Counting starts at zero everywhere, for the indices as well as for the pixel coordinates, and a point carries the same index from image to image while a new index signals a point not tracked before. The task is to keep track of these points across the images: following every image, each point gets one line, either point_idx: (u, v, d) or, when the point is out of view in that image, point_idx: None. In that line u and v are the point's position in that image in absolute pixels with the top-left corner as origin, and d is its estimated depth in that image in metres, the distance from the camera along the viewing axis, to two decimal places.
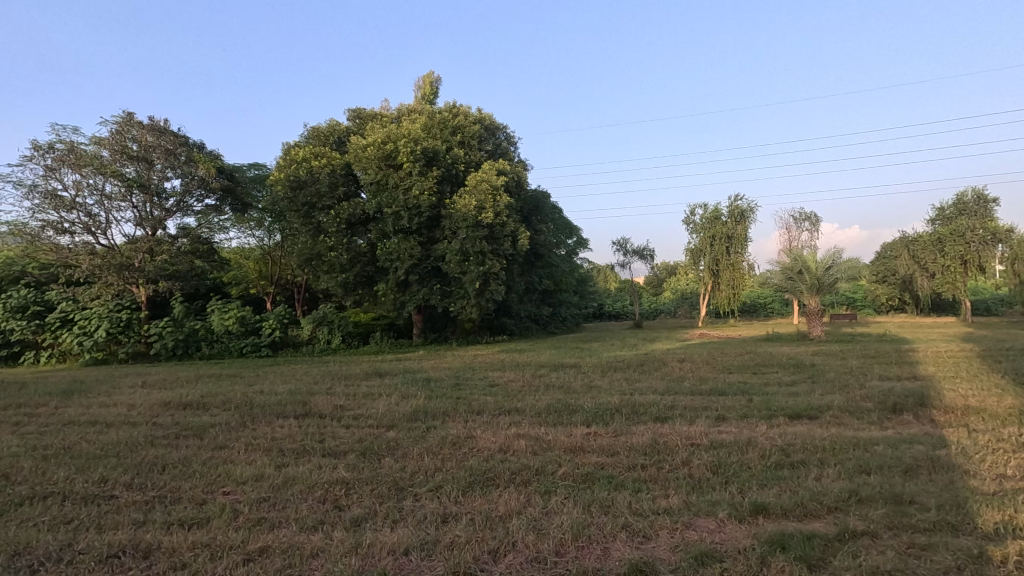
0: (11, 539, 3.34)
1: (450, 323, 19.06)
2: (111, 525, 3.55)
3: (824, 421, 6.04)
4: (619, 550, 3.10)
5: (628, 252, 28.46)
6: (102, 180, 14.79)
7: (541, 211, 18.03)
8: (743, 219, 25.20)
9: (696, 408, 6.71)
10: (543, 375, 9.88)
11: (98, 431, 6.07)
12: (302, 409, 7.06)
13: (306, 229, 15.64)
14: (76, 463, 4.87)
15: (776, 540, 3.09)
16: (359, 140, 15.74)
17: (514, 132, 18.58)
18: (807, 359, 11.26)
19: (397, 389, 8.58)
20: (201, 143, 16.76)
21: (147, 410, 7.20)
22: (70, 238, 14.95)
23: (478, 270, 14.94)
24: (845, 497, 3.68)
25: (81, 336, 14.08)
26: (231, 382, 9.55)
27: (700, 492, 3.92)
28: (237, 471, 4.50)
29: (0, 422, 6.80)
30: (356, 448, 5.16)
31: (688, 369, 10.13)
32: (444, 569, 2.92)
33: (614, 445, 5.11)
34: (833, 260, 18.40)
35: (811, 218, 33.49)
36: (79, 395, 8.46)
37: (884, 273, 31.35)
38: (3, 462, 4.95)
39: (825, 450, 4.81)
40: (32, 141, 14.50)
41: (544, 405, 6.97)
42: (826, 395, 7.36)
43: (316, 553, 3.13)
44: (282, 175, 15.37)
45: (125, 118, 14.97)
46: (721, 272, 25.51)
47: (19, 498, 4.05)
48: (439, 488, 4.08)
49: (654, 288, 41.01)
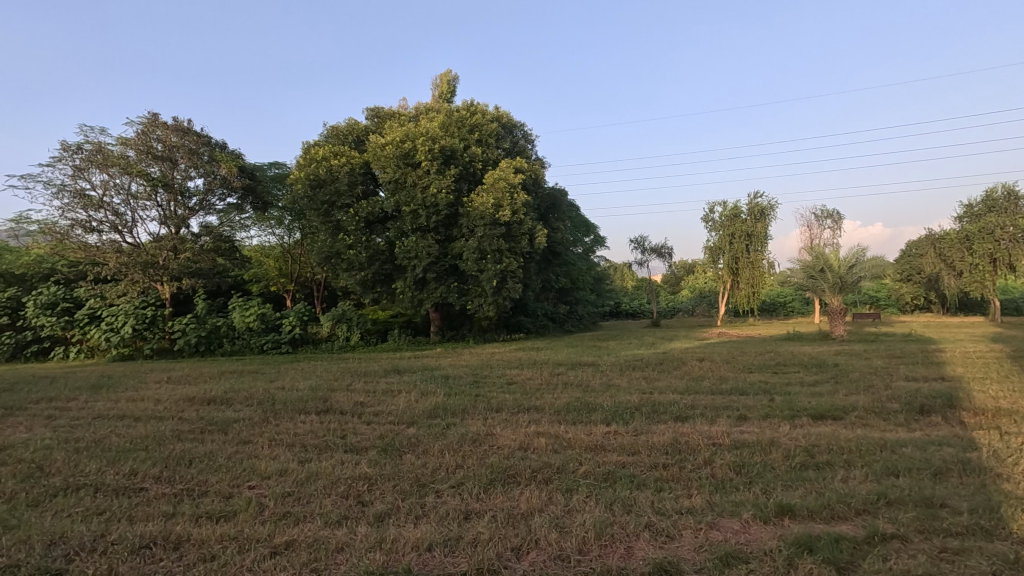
0: (47, 528, 3.44)
1: (467, 321, 19.11)
2: (142, 516, 3.64)
3: (849, 422, 5.93)
4: (643, 549, 3.09)
5: (646, 250, 28.28)
6: (128, 180, 15.12)
7: (558, 209, 17.98)
8: (763, 217, 24.84)
9: (717, 408, 6.63)
10: (561, 373, 9.87)
11: (127, 425, 6.22)
12: (324, 405, 7.15)
13: (325, 228, 15.81)
14: (107, 456, 4.99)
15: (803, 542, 3.05)
16: (378, 139, 15.82)
17: (531, 130, 18.55)
18: (830, 358, 11.06)
19: (415, 386, 8.64)
20: (224, 143, 17.03)
21: (172, 405, 7.37)
22: (97, 237, 15.30)
23: (495, 268, 14.95)
24: (874, 500, 3.61)
25: (107, 332, 14.42)
26: (253, 378, 9.70)
27: (723, 492, 3.88)
28: (262, 466, 4.57)
29: (34, 415, 7.01)
30: (377, 444, 5.22)
31: (708, 369, 10.02)
32: (468, 566, 2.93)
33: (634, 444, 5.08)
34: (856, 259, 18.04)
35: (833, 216, 32.82)
36: (108, 390, 8.68)
37: (909, 271, 30.66)
38: (38, 454, 5.09)
39: (852, 451, 4.73)
40: (62, 143, 14.88)
41: (563, 403, 6.96)
42: (851, 396, 7.26)
43: (342, 548, 3.17)
44: (302, 174, 15.57)
45: (150, 118, 15.24)
46: (741, 270, 25.20)
47: (53, 489, 4.16)
48: (460, 486, 4.10)
49: (672, 287, 40.66)
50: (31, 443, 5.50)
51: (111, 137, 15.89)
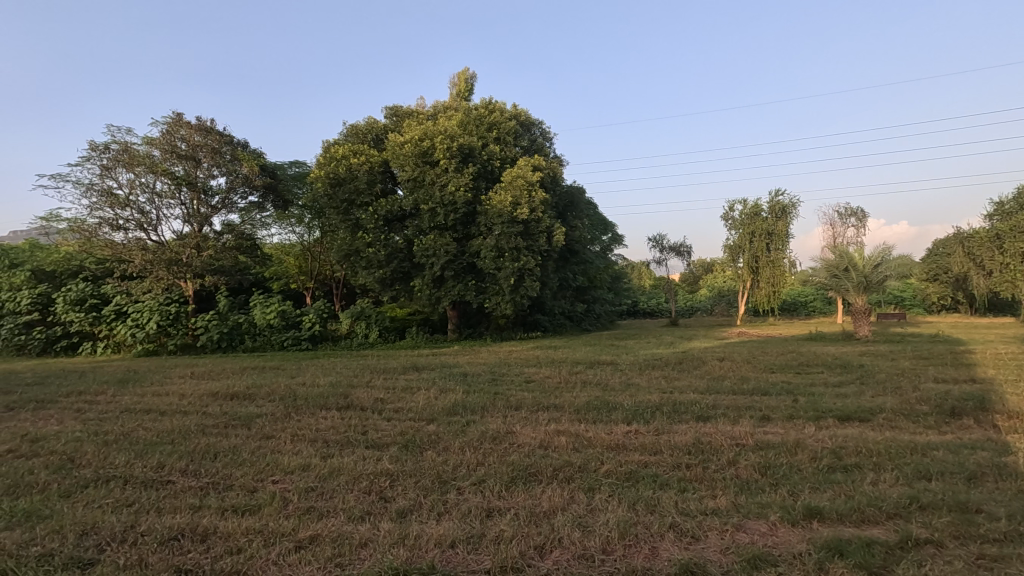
0: (78, 519, 3.51)
1: (485, 319, 19.14)
2: (169, 509, 3.70)
3: (876, 424, 5.79)
4: (667, 550, 3.05)
5: (664, 249, 27.99)
6: (154, 179, 15.43)
7: (576, 207, 17.89)
8: (785, 215, 24.44)
9: (740, 408, 6.54)
10: (579, 371, 9.81)
11: (153, 419, 6.34)
12: (344, 401, 7.21)
13: (345, 226, 15.97)
14: (134, 449, 5.08)
15: (833, 545, 2.98)
16: (397, 138, 15.89)
17: (549, 128, 18.49)
18: (855, 359, 10.85)
19: (434, 383, 8.68)
20: (246, 142, 17.25)
21: (196, 400, 7.48)
22: (124, 234, 15.62)
23: (513, 266, 14.93)
24: (906, 504, 3.52)
25: (133, 328, 14.67)
26: (274, 374, 9.84)
27: (748, 493, 3.82)
28: (285, 461, 4.61)
29: (64, 408, 7.19)
30: (398, 441, 5.24)
31: (729, 369, 9.87)
32: (491, 564, 2.91)
33: (656, 443, 5.03)
34: (881, 258, 17.65)
35: (857, 214, 32.11)
36: (134, 384, 8.86)
37: (936, 271, 29.95)
38: (69, 446, 5.21)
39: (881, 454, 4.61)
40: (90, 142, 15.23)
41: (582, 402, 6.92)
42: (878, 397, 7.09)
43: (365, 543, 3.18)
44: (322, 172, 15.78)
45: (175, 118, 15.50)
46: (761, 269, 24.82)
47: (84, 480, 4.26)
48: (482, 482, 4.10)
49: (690, 285, 40.30)
50: (62, 435, 5.63)
51: (137, 137, 16.21)
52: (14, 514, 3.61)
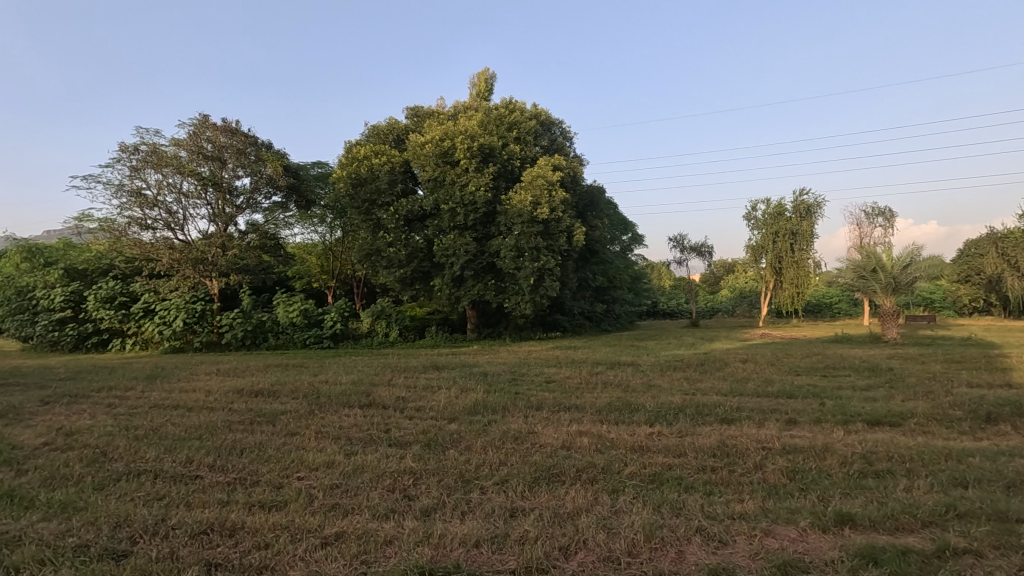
0: (112, 511, 3.60)
1: (504, 319, 19.15)
2: (198, 503, 3.77)
3: (908, 429, 5.64)
4: (695, 554, 3.01)
5: (685, 249, 27.69)
6: (180, 179, 15.76)
7: (596, 207, 17.80)
8: (810, 215, 23.98)
9: (765, 410, 6.44)
10: (600, 372, 9.74)
11: (182, 415, 6.47)
12: (366, 399, 7.27)
13: (366, 225, 16.14)
14: (164, 443, 5.20)
15: (867, 553, 2.91)
16: (418, 138, 15.98)
17: (569, 127, 18.41)
18: (884, 362, 10.57)
19: (454, 382, 8.72)
20: (270, 143, 17.49)
21: (222, 396, 7.61)
22: (152, 234, 15.99)
23: (533, 266, 14.89)
24: (941, 512, 3.42)
25: (160, 325, 14.99)
26: (298, 371, 9.96)
27: (776, 498, 3.74)
28: (310, 458, 4.67)
29: (96, 403, 7.39)
30: (420, 440, 5.25)
31: (752, 370, 9.73)
32: (517, 564, 2.90)
33: (680, 445, 4.98)
34: (910, 258, 17.19)
35: (885, 213, 31.34)
36: (162, 381, 9.04)
37: (968, 272, 29.11)
38: (101, 439, 5.35)
39: (914, 460, 4.48)
40: (121, 144, 15.65)
41: (604, 403, 6.86)
42: (908, 401, 6.91)
43: (390, 541, 3.20)
44: (344, 173, 15.98)
45: (202, 120, 15.81)
46: (785, 270, 24.40)
47: (116, 474, 4.36)
48: (505, 482, 4.09)
49: (711, 286, 39.79)
50: (94, 429, 5.78)
51: (166, 138, 16.61)
52: (52, 505, 3.72)
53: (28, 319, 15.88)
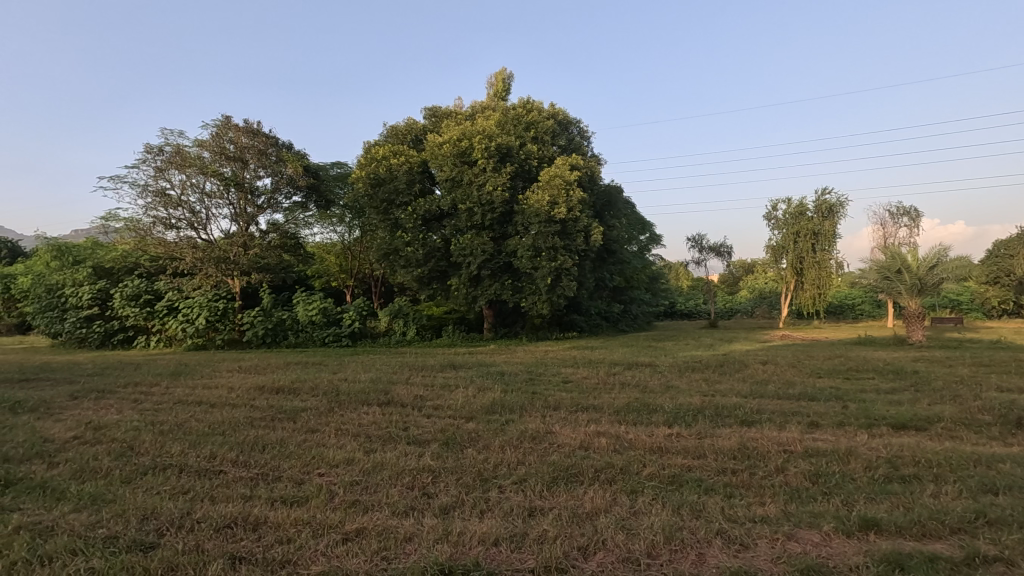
0: (139, 504, 3.68)
1: (521, 318, 19.15)
2: (222, 497, 3.84)
3: (934, 434, 5.51)
4: (715, 556, 2.98)
5: (704, 249, 27.41)
6: (204, 180, 16.05)
7: (614, 206, 17.73)
8: (832, 215, 23.56)
9: (786, 413, 6.35)
10: (617, 372, 9.70)
11: (204, 411, 6.60)
12: (385, 397, 7.34)
13: (384, 225, 16.28)
14: (188, 438, 5.30)
15: (893, 559, 2.86)
16: (436, 138, 16.06)
17: (587, 126, 18.33)
18: (909, 365, 10.36)
19: (472, 381, 8.75)
20: (290, 143, 17.72)
21: (244, 393, 7.74)
22: (176, 233, 16.32)
23: (550, 266, 14.86)
24: (970, 519, 3.33)
25: (184, 323, 15.27)
26: (317, 369, 10.09)
27: (799, 501, 3.69)
28: (330, 454, 4.73)
29: (122, 398, 7.57)
30: (439, 438, 5.28)
31: (773, 372, 9.61)
32: (536, 563, 2.90)
33: (699, 446, 4.94)
34: (937, 259, 16.77)
35: (910, 213, 30.63)
36: (185, 377, 9.23)
37: (997, 273, 28.39)
38: (128, 434, 5.48)
39: (941, 465, 4.38)
40: (146, 145, 16.02)
41: (622, 403, 6.83)
42: (935, 405, 6.75)
43: (410, 537, 3.22)
44: (363, 173, 16.15)
45: (224, 121, 16.08)
46: (806, 271, 24.02)
47: (143, 467, 4.46)
48: (523, 482, 4.10)
49: (730, 287, 39.35)
50: (122, 423, 5.92)
51: (189, 140, 16.94)
52: (82, 497, 3.82)
53: (57, 317, 16.29)
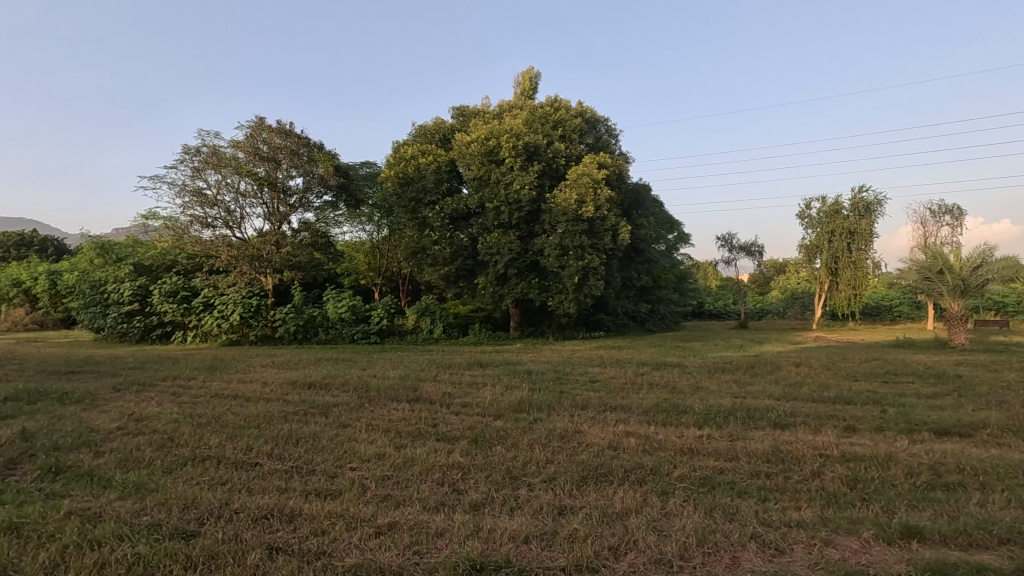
0: (180, 493, 3.81)
1: (547, 317, 19.13)
2: (259, 488, 3.94)
3: (980, 441, 5.29)
4: (750, 560, 2.93)
5: (734, 248, 26.90)
6: (238, 179, 16.48)
7: (642, 204, 17.53)
8: (869, 213, 22.86)
9: (821, 416, 6.19)
10: (645, 372, 9.62)
11: (240, 405, 6.77)
12: (414, 394, 7.41)
13: (412, 224, 16.48)
14: (226, 431, 5.46)
15: (936, 568, 2.77)
16: (464, 137, 16.15)
17: (615, 124, 18.15)
18: (951, 369, 10.00)
19: (499, 379, 8.78)
20: (321, 144, 18.06)
21: (278, 387, 7.93)
22: (212, 231, 16.82)
23: (577, 264, 14.78)
24: (1021, 529, 3.20)
25: (219, 319, 15.67)
26: (347, 365, 10.26)
27: (837, 507, 3.59)
28: (362, 449, 4.80)
29: (161, 391, 7.83)
30: (468, 435, 5.32)
31: (806, 374, 9.39)
32: (566, 562, 2.90)
33: (732, 448, 4.86)
34: (982, 258, 16.09)
35: (953, 212, 29.49)
36: (221, 372, 9.49)
37: None
38: (168, 426, 5.66)
39: (988, 473, 4.20)
40: (184, 146, 16.52)
41: (651, 403, 6.75)
42: (980, 411, 6.49)
43: (441, 532, 3.25)
44: (391, 172, 16.35)
45: (258, 122, 16.45)
46: (841, 271, 23.37)
47: (183, 458, 4.61)
48: (552, 480, 4.10)
49: (760, 287, 38.58)
50: (162, 416, 6.12)
51: (224, 140, 17.40)
52: (126, 485, 3.97)
53: (100, 312, 16.92)
